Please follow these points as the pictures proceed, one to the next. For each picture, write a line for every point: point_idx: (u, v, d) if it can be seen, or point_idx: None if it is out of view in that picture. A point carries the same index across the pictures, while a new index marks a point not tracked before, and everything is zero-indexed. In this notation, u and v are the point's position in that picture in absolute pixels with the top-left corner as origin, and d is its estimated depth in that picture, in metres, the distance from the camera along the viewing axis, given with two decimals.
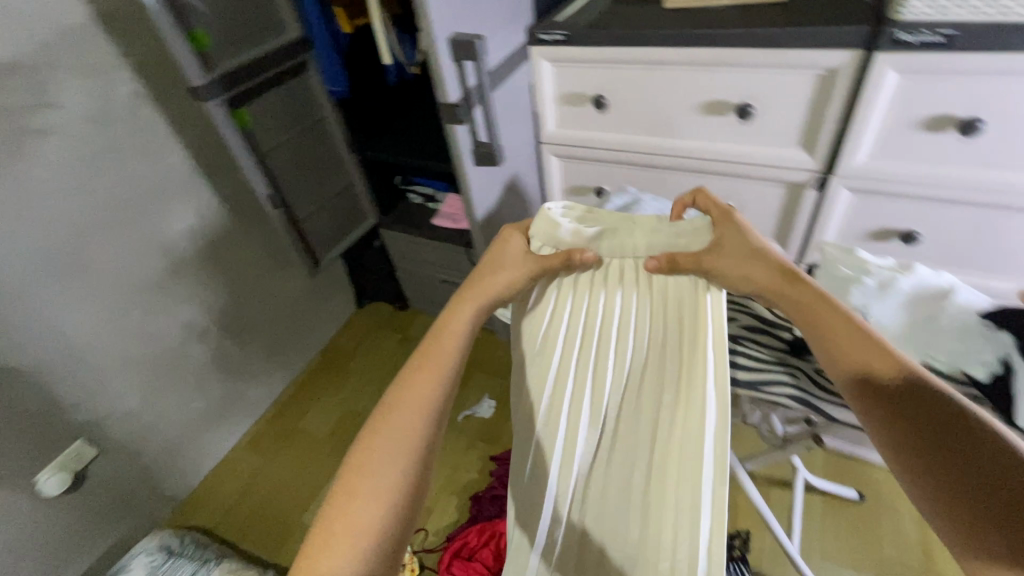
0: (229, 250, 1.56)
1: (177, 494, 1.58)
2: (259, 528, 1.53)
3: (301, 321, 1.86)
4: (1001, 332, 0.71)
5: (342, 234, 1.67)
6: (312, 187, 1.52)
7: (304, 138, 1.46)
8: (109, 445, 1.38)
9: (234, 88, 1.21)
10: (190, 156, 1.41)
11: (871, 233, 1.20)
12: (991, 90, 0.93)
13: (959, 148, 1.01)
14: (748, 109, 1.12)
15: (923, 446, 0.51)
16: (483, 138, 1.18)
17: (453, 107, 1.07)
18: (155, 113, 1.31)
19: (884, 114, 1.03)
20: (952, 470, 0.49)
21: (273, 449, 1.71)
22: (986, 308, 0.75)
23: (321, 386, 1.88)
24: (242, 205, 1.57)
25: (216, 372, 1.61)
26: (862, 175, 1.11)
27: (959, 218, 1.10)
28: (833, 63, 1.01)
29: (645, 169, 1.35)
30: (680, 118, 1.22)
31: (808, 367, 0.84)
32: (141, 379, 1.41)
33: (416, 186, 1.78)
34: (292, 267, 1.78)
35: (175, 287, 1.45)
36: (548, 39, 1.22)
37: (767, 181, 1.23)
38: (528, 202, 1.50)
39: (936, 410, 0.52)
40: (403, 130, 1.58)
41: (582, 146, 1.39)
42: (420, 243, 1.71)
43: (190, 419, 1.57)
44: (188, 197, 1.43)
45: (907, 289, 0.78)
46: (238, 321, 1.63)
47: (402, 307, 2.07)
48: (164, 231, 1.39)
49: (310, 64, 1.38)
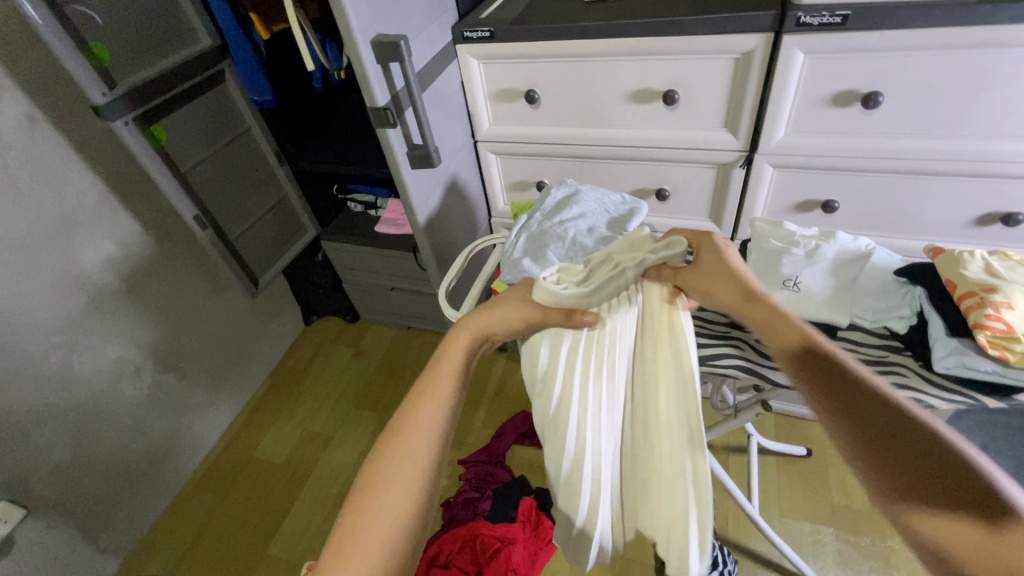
0: (154, 278, 1.46)
1: (124, 542, 1.48)
2: (218, 569, 1.45)
3: (242, 343, 1.78)
4: (914, 287, 0.83)
5: (280, 249, 1.60)
6: (238, 206, 1.43)
7: (228, 152, 1.37)
8: (38, 502, 1.26)
9: (146, 105, 1.11)
10: (101, 179, 1.30)
11: (798, 204, 1.20)
12: (889, 65, 0.94)
13: (867, 121, 1.02)
14: (673, 95, 1.10)
15: (880, 442, 0.48)
16: (416, 140, 1.13)
17: (382, 110, 1.01)
18: (56, 137, 1.20)
19: (799, 93, 1.03)
20: (909, 465, 0.46)
21: (227, 483, 1.63)
22: (898, 266, 0.88)
23: (274, 410, 1.81)
24: (166, 227, 1.48)
25: (154, 407, 1.52)
26: (783, 151, 1.11)
27: (877, 186, 1.11)
28: (747, 46, 1.00)
29: (581, 161, 1.33)
30: (610, 106, 1.19)
31: (749, 339, 0.92)
32: (67, 427, 1.30)
33: (355, 194, 1.74)
34: (229, 289, 1.69)
35: (99, 322, 1.35)
36: (473, 36, 1.17)
37: (698, 163, 1.23)
38: (468, 202, 1.46)
39: (884, 411, 0.49)
40: (336, 139, 1.58)
41: (517, 141, 1.34)
42: (366, 252, 1.68)
43: (128, 460, 1.46)
44: (102, 225, 1.33)
45: (832, 255, 0.86)
46: (173, 351, 1.54)
47: (354, 319, 2.05)
48: (79, 264, 1.28)
49: (227, 73, 1.30)
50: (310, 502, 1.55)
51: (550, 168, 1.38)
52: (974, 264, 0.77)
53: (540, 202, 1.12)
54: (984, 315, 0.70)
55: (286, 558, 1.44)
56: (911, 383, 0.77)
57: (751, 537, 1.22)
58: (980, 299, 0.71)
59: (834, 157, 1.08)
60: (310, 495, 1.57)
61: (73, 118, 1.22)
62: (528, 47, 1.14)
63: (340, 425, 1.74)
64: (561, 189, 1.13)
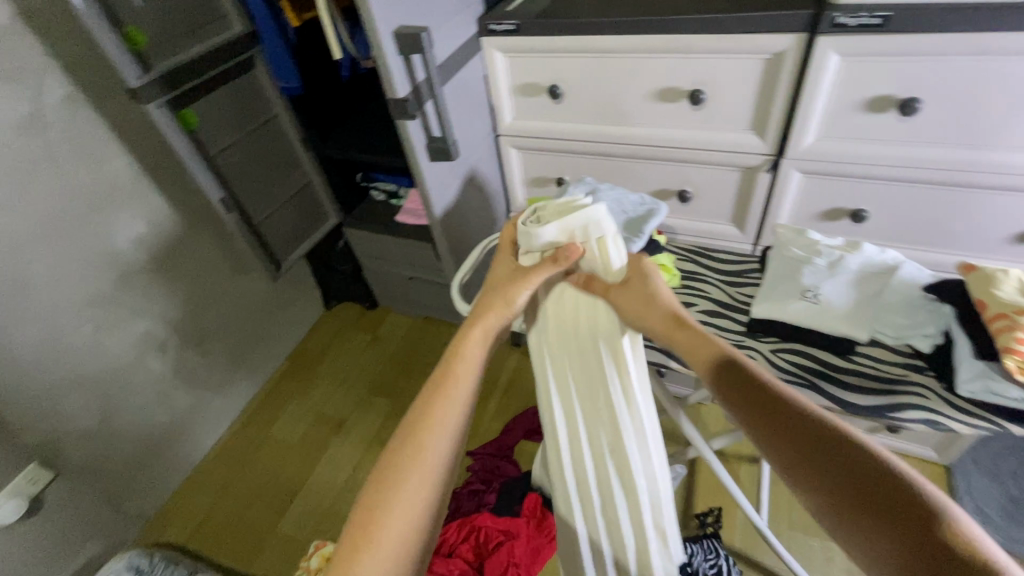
0: (183, 256, 1.49)
1: (144, 510, 1.53)
2: (229, 543, 1.48)
3: (262, 327, 1.79)
4: (942, 304, 0.81)
5: (304, 235, 1.59)
6: (264, 189, 1.41)
7: (257, 137, 1.36)
8: (68, 466, 1.31)
9: (178, 88, 1.11)
10: (134, 159, 1.33)
11: (824, 213, 1.11)
12: (933, 72, 0.86)
13: (903, 129, 0.94)
14: (698, 94, 1.04)
15: (823, 472, 0.47)
16: (436, 132, 1.13)
17: (402, 101, 1.01)
18: (94, 117, 1.23)
19: (829, 97, 0.96)
20: (853, 493, 0.45)
21: (242, 459, 1.66)
22: (927, 281, 0.85)
23: (288, 392, 1.82)
24: (194, 208, 1.50)
25: (178, 383, 1.56)
26: (814, 158, 1.04)
27: (909, 198, 1.02)
28: (778, 46, 0.93)
29: (604, 160, 1.27)
30: (634, 105, 1.14)
31: (765, 351, 0.89)
32: (94, 396, 1.34)
33: (379, 182, 1.74)
34: (251, 272, 1.71)
35: (128, 297, 1.38)
36: (499, 29, 1.14)
37: (719, 165, 1.16)
38: (488, 196, 1.42)
39: (808, 423, 0.50)
40: (359, 125, 1.56)
41: (539, 137, 1.29)
42: (384, 241, 1.66)
43: (150, 433, 1.50)
44: (136, 203, 1.36)
45: (855, 266, 0.87)
46: (196, 330, 1.56)
47: (372, 307, 2.03)
48: (112, 240, 1.32)
49: (259, 58, 1.29)
50: (320, 482, 1.56)
51: (569, 166, 1.32)
52: (1007, 282, 0.74)
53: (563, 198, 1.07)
54: (1013, 339, 0.68)
55: (297, 535, 1.46)
56: (929, 404, 0.77)
57: (757, 549, 1.17)
58: (1011, 322, 0.69)
59: (870, 168, 1.00)
60: (322, 476, 1.58)
61: (113, 99, 1.25)
62: (553, 38, 1.09)
63: (352, 410, 1.74)
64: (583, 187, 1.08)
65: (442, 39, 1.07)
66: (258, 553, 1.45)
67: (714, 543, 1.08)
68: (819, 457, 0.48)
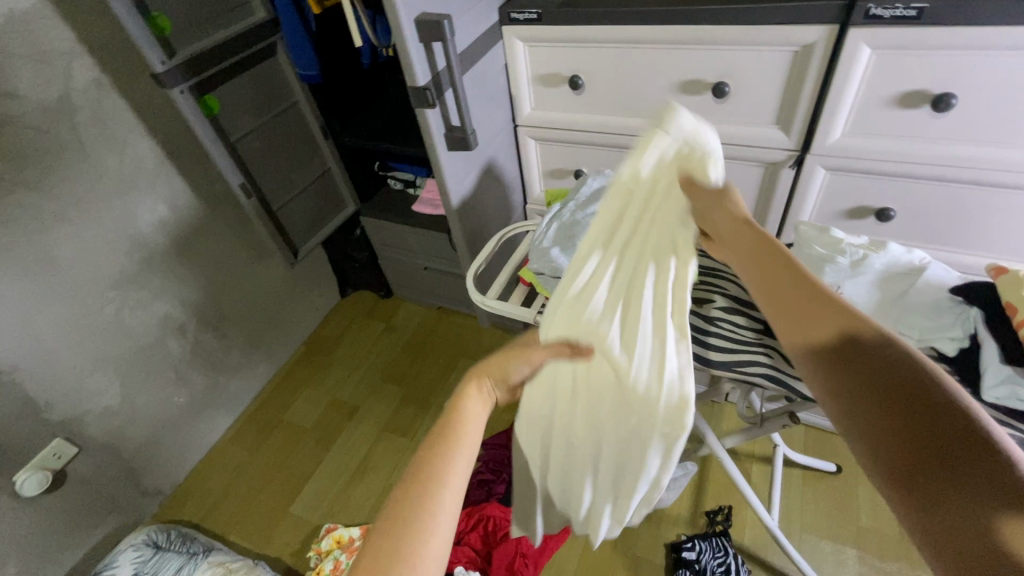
0: (203, 239, 1.51)
1: (163, 487, 1.55)
2: (244, 524, 1.49)
3: (279, 313, 1.80)
4: (970, 308, 0.70)
5: (321, 222, 1.59)
6: (282, 174, 1.42)
7: (276, 124, 1.36)
8: (90, 443, 1.34)
9: (202, 74, 1.12)
10: (158, 143, 1.34)
11: (847, 211, 1.07)
12: (974, 67, 0.82)
13: (931, 124, 0.90)
14: (723, 87, 1.00)
15: (896, 429, 0.41)
16: (455, 122, 1.08)
17: (421, 90, 0.96)
18: (120, 100, 1.24)
19: (858, 91, 0.92)
20: (928, 454, 0.39)
21: (256, 441, 1.67)
22: (956, 283, 0.74)
23: (303, 377, 1.83)
24: (214, 193, 1.52)
25: (196, 365, 1.57)
26: (838, 153, 1.00)
27: (934, 196, 0.98)
28: (808, 38, 0.89)
29: (623, 154, 1.23)
30: (657, 98, 1.10)
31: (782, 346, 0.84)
32: (116, 375, 1.37)
33: (396, 171, 1.74)
34: (268, 257, 1.72)
35: (149, 278, 1.40)
36: (521, 18, 1.09)
37: (741, 161, 1.12)
38: (507, 189, 1.38)
39: (893, 372, 0.43)
40: (377, 114, 1.55)
41: (559, 129, 1.25)
42: (403, 232, 1.66)
43: (170, 415, 1.52)
44: (156, 186, 1.37)
45: (880, 265, 0.77)
46: (215, 312, 1.59)
47: (387, 295, 2.02)
48: (134, 223, 1.33)
49: (280, 46, 1.28)
50: (332, 469, 1.57)
51: (586, 158, 1.28)
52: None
53: (574, 190, 1.02)
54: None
55: (310, 519, 1.47)
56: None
57: (768, 549, 1.19)
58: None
59: (907, 167, 0.96)
60: (335, 460, 1.59)
61: (132, 82, 1.25)
62: (581, 27, 1.05)
63: (365, 396, 1.74)
64: (595, 179, 1.02)
65: (463, 27, 1.02)
66: (270, 537, 1.46)
67: (718, 541, 1.17)
68: (893, 412, 0.42)
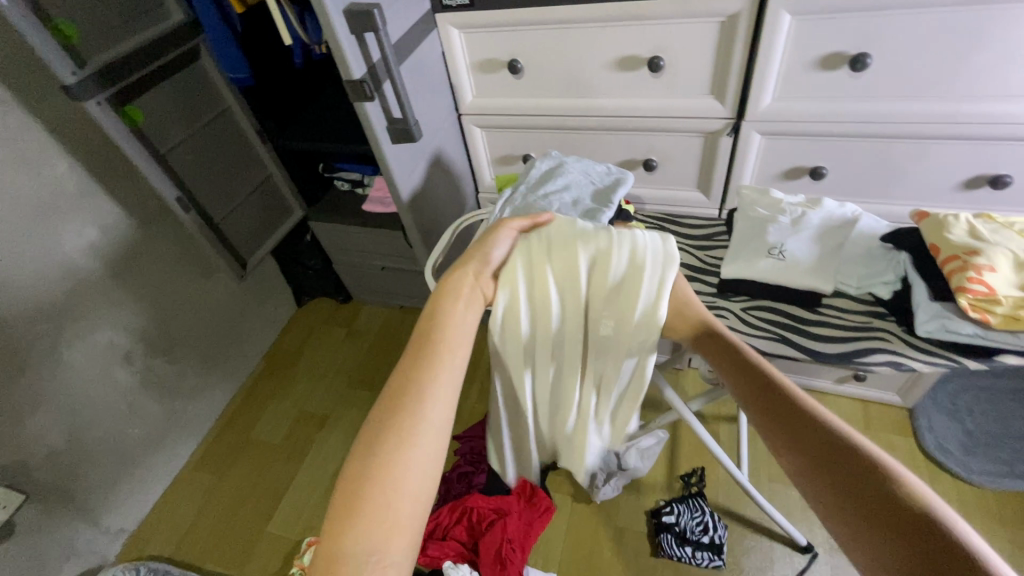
0: (145, 258, 1.28)
1: (126, 524, 1.33)
2: (219, 549, 1.30)
3: (237, 329, 1.58)
4: (899, 252, 0.77)
5: (269, 232, 1.43)
6: (221, 185, 1.26)
7: (208, 131, 1.20)
8: (36, 488, 1.12)
9: (122, 82, 0.96)
10: (77, 159, 1.11)
11: (781, 173, 1.02)
12: (903, 24, 0.77)
13: (853, 84, 0.86)
14: (657, 62, 0.92)
15: (868, 518, 0.37)
16: (398, 114, 0.93)
17: (359, 84, 0.82)
18: (29, 117, 1.02)
19: (784, 54, 0.86)
20: (905, 547, 0.35)
21: (222, 463, 1.46)
22: (884, 232, 0.81)
23: (268, 391, 1.61)
24: (151, 209, 1.29)
25: (152, 394, 1.34)
26: (773, 120, 0.94)
27: (856, 149, 0.94)
28: (731, 8, 0.83)
29: (559, 133, 1.12)
30: (591, 73, 0.99)
31: (735, 307, 0.82)
32: (58, 414, 1.13)
33: (342, 171, 1.47)
34: (218, 273, 1.49)
35: (88, 301, 1.17)
36: (453, 5, 0.96)
37: (676, 132, 1.04)
38: (459, 180, 1.24)
39: (821, 438, 0.43)
40: (315, 119, 1.28)
41: (504, 116, 1.12)
42: (351, 232, 1.44)
43: (127, 447, 1.30)
44: (85, 210, 1.14)
45: (816, 221, 0.82)
46: (166, 335, 1.36)
47: (346, 300, 1.80)
48: (63, 250, 1.11)
49: (204, 48, 1.11)
50: (308, 479, 1.39)
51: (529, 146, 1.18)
52: (959, 226, 0.71)
53: (523, 174, 0.96)
54: (965, 278, 0.65)
55: (288, 535, 1.30)
56: (895, 347, 0.71)
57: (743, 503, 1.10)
58: (963, 261, 0.67)
59: (829, 125, 0.91)
60: (310, 470, 1.41)
61: (32, 85, 1.01)
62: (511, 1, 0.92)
63: (336, 403, 1.55)
64: (545, 161, 0.96)
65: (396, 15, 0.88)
66: (246, 560, 1.28)
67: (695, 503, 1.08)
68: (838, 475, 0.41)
